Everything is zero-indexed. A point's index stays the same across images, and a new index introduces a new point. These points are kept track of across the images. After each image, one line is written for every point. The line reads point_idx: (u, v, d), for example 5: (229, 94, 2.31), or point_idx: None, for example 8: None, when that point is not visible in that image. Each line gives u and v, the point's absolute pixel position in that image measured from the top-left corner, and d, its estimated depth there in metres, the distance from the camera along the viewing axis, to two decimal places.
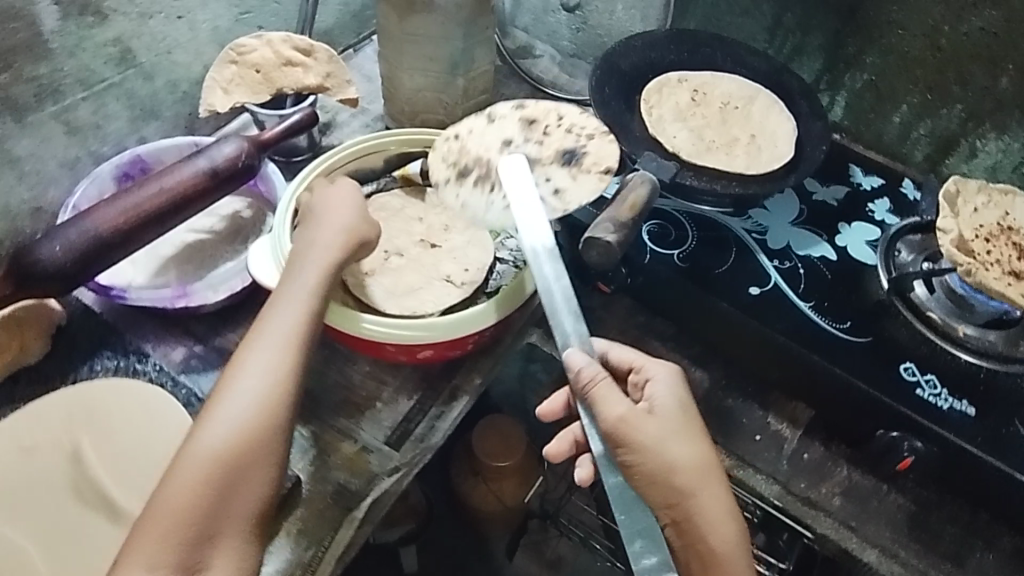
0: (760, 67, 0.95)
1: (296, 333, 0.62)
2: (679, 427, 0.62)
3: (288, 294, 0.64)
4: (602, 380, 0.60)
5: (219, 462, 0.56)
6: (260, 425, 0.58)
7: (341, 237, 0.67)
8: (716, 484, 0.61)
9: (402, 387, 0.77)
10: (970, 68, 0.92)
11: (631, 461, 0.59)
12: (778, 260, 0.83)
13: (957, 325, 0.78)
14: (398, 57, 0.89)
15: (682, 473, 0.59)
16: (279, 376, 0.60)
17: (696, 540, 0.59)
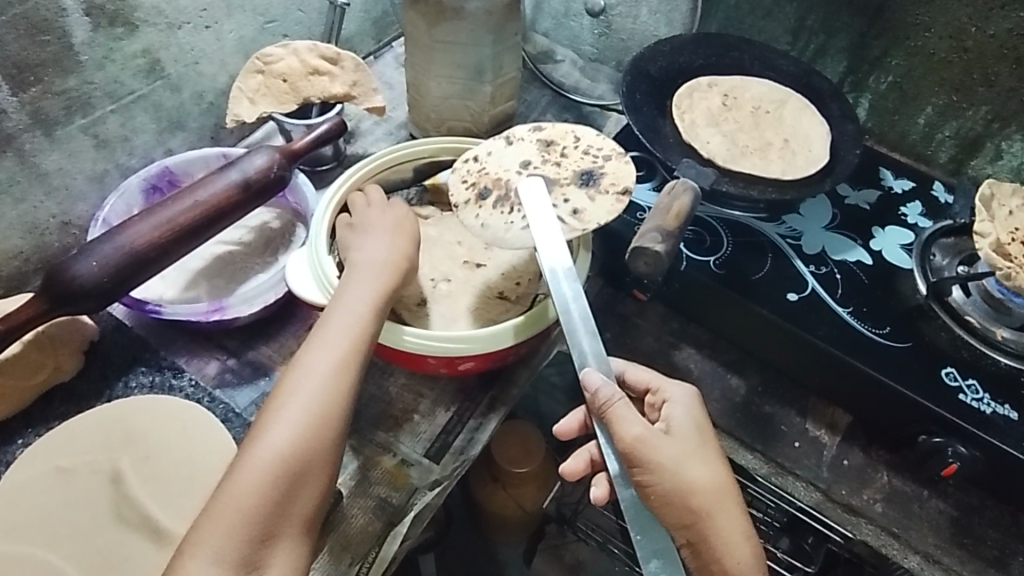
0: (789, 69, 0.96)
1: (359, 335, 0.62)
2: (697, 447, 0.61)
3: (350, 297, 0.64)
4: (619, 402, 0.58)
5: (285, 462, 0.55)
6: (324, 426, 0.58)
7: (395, 256, 0.68)
8: (735, 506, 0.60)
9: (439, 398, 0.76)
10: (997, 68, 0.92)
11: (647, 483, 0.57)
12: (814, 265, 0.83)
13: (994, 328, 0.77)
14: (425, 64, 0.88)
15: (703, 495, 0.58)
16: (342, 379, 0.59)
17: (711, 561, 0.58)
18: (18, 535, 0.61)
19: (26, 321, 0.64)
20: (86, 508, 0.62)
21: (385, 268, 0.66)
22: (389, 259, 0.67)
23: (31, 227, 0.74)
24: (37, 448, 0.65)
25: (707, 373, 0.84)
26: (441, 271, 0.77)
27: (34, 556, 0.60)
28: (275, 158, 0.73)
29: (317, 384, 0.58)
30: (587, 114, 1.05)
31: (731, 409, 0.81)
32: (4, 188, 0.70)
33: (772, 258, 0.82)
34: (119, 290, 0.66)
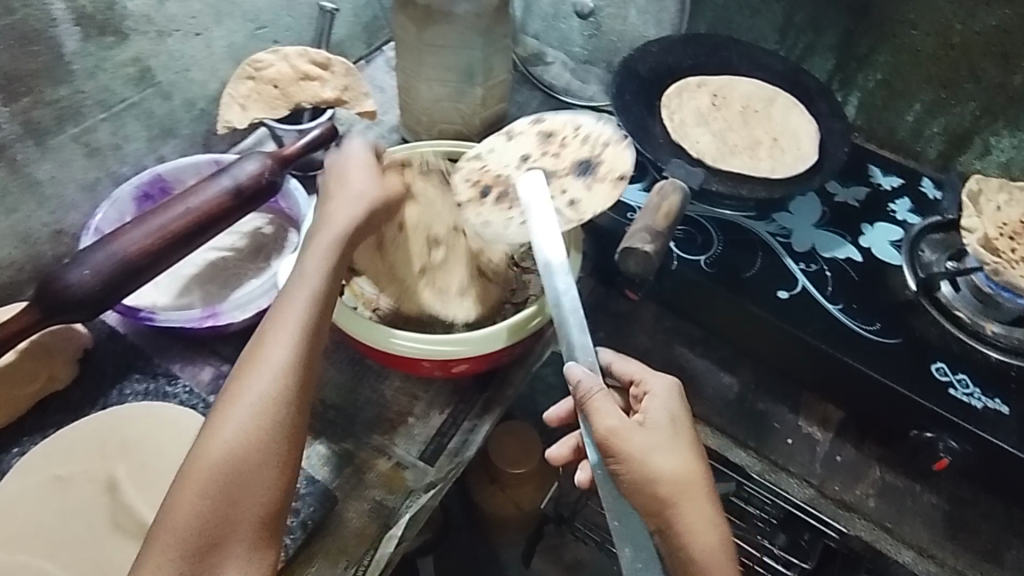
0: (777, 68, 0.97)
1: (300, 330, 0.58)
2: (668, 440, 0.60)
3: (294, 288, 0.60)
4: (598, 394, 0.58)
5: (224, 472, 0.54)
6: (264, 431, 0.55)
7: (343, 231, 0.63)
8: (703, 492, 0.59)
9: (433, 401, 0.76)
10: (983, 64, 0.93)
11: (620, 471, 0.57)
12: (804, 263, 0.83)
13: (984, 323, 0.78)
14: (416, 67, 0.89)
15: (668, 483, 0.57)
16: (284, 374, 0.57)
17: (678, 548, 0.57)
18: (15, 545, 0.61)
19: (19, 330, 0.64)
20: (83, 516, 0.62)
21: (327, 253, 0.62)
22: (339, 238, 0.63)
23: (24, 236, 0.74)
24: (32, 457, 0.65)
25: (700, 371, 0.84)
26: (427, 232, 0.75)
27: (33, 565, 0.60)
28: (268, 161, 0.73)
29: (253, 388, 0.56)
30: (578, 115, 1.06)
31: (724, 406, 0.82)
32: None
33: (762, 255, 0.83)
34: (110, 300, 0.66)
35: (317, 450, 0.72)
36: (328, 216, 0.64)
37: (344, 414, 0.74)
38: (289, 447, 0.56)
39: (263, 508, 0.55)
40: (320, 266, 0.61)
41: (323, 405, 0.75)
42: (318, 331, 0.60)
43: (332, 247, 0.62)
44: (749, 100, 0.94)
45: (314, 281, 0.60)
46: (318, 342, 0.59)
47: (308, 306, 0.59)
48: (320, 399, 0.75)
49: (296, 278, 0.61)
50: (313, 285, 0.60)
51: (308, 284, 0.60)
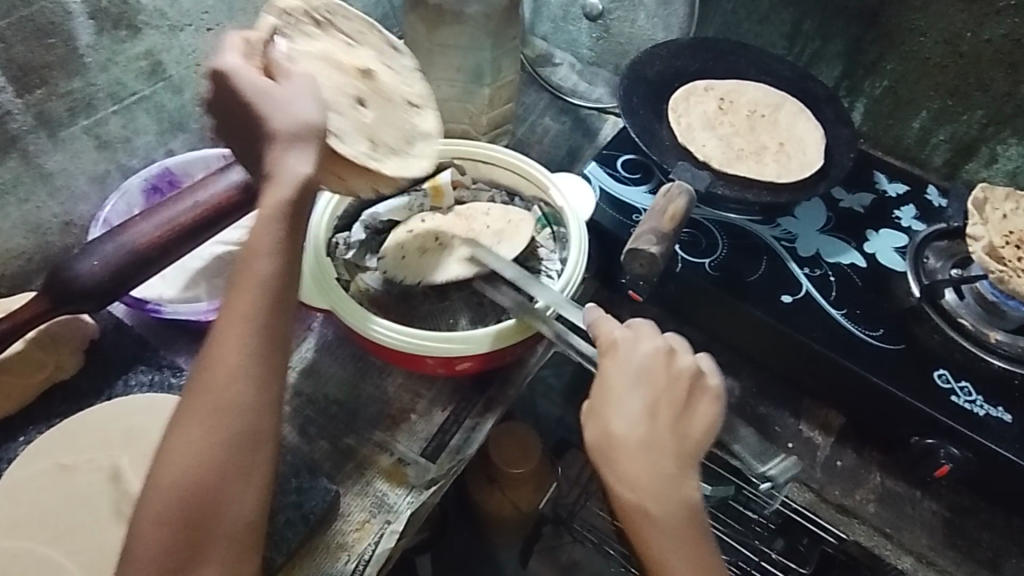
0: (784, 74, 0.97)
1: (253, 330, 0.52)
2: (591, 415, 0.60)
3: (242, 282, 0.52)
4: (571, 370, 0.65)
5: (184, 496, 0.50)
6: (223, 448, 0.50)
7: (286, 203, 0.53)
8: (640, 455, 0.57)
9: (436, 398, 0.76)
10: (991, 73, 0.93)
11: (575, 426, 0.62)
12: (809, 268, 0.84)
13: (988, 331, 0.78)
14: (425, 67, 0.89)
15: (597, 442, 0.58)
16: (238, 385, 0.51)
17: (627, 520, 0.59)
18: (21, 532, 0.61)
19: (28, 319, 0.65)
20: (87, 505, 0.63)
21: (274, 232, 0.53)
22: (286, 209, 0.53)
23: (34, 227, 0.75)
24: (39, 445, 0.65)
25: None
26: (350, 90, 0.65)
27: (36, 552, 0.60)
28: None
29: (205, 404, 0.50)
30: (584, 117, 1.06)
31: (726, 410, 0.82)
32: (9, 190, 0.70)
33: (765, 259, 0.83)
34: (116, 291, 0.66)
35: (318, 444, 0.72)
36: (270, 183, 0.54)
37: (347, 409, 0.75)
38: (258, 459, 0.52)
39: (239, 523, 0.51)
40: (268, 251, 0.53)
41: (326, 400, 0.75)
42: (275, 327, 0.53)
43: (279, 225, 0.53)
44: (756, 105, 0.94)
45: (262, 268, 0.53)
46: (278, 338, 0.53)
47: (258, 300, 0.52)
48: (324, 394, 0.76)
49: (244, 266, 0.53)
50: (261, 275, 0.52)
51: (256, 275, 0.52)
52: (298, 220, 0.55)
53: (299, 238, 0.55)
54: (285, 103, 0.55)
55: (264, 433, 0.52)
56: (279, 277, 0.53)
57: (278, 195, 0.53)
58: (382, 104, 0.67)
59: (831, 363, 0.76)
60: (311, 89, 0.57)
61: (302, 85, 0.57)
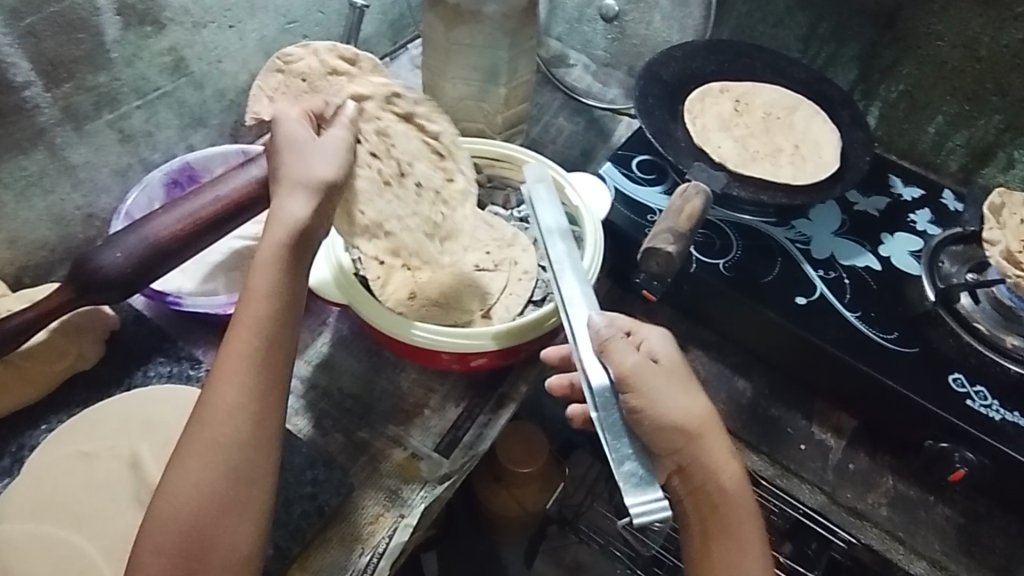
0: (799, 77, 0.97)
1: (252, 369, 0.55)
2: (682, 379, 0.62)
3: (243, 322, 0.57)
4: (614, 338, 0.60)
5: (185, 525, 0.52)
6: (223, 480, 0.53)
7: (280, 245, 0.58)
8: (717, 430, 0.62)
9: (450, 394, 0.77)
10: (1009, 78, 0.93)
11: (638, 408, 0.58)
12: (823, 270, 0.84)
13: (1004, 336, 0.78)
14: (442, 66, 0.90)
15: (693, 419, 0.60)
16: (236, 421, 0.54)
17: (702, 480, 0.60)
18: (42, 516, 0.62)
19: (52, 308, 0.66)
20: (106, 491, 0.63)
21: (272, 276, 0.58)
22: (284, 252, 0.58)
23: (58, 218, 0.76)
24: (62, 431, 0.66)
25: (714, 376, 0.85)
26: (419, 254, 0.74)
27: (54, 537, 0.61)
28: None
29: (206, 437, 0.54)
30: (599, 118, 1.07)
31: (737, 411, 0.82)
32: (34, 181, 0.71)
33: (779, 261, 0.83)
34: (138, 281, 0.67)
35: (333, 437, 0.73)
36: (269, 228, 0.59)
37: (362, 403, 0.76)
38: (255, 490, 0.55)
39: (236, 551, 0.54)
40: (266, 295, 0.57)
41: (342, 393, 0.76)
42: (273, 368, 0.57)
43: (280, 270, 0.58)
44: (771, 107, 0.95)
45: (262, 309, 0.57)
46: (273, 375, 0.57)
47: (256, 341, 0.56)
48: (339, 388, 0.76)
49: (246, 309, 0.57)
50: (261, 317, 0.57)
51: (261, 316, 0.57)
52: (297, 267, 0.59)
53: (296, 283, 0.59)
54: (312, 160, 0.61)
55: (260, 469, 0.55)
56: (278, 321, 0.57)
57: (276, 241, 0.58)
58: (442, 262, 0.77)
59: (845, 366, 0.76)
60: (338, 147, 0.63)
61: (331, 145, 0.62)
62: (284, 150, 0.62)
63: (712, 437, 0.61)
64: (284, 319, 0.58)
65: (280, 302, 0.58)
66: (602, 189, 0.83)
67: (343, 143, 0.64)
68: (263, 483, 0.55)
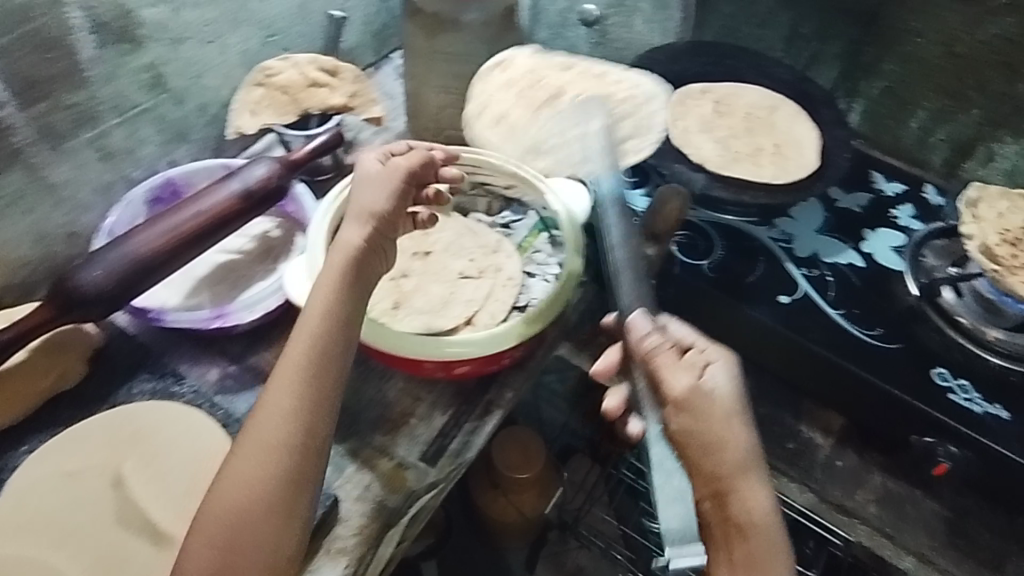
0: (782, 77, 0.97)
1: (305, 377, 0.58)
2: (731, 410, 0.53)
3: (300, 335, 0.60)
4: (662, 351, 0.55)
5: (227, 523, 0.53)
6: (267, 483, 0.54)
7: (341, 260, 0.62)
8: (758, 474, 0.52)
9: (436, 402, 0.77)
10: (987, 73, 0.93)
11: (685, 434, 0.52)
12: (806, 268, 0.84)
13: (987, 329, 0.77)
14: (425, 75, 0.91)
15: (734, 445, 0.52)
16: (283, 428, 0.56)
17: (735, 522, 0.50)
18: (23, 537, 0.62)
19: (35, 326, 0.66)
20: (91, 509, 0.63)
21: (330, 294, 0.61)
22: (347, 269, 0.62)
23: (40, 236, 0.76)
24: (45, 451, 0.66)
25: None
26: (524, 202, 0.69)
27: (36, 556, 0.61)
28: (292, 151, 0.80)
29: (257, 439, 0.56)
30: None
31: None
32: (14, 201, 0.72)
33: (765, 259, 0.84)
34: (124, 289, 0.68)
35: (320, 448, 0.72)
36: (331, 253, 0.63)
37: (348, 413, 0.75)
38: (296, 498, 0.55)
39: (273, 555, 0.54)
40: (322, 311, 0.60)
41: None
42: (323, 378, 0.58)
43: (336, 287, 0.61)
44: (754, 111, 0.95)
45: (315, 325, 0.60)
46: (324, 385, 0.58)
47: (309, 354, 0.58)
48: None
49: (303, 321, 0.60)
50: (315, 332, 0.59)
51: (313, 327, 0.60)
52: (358, 287, 0.63)
53: (353, 301, 0.62)
54: (371, 190, 0.67)
55: (307, 473, 0.56)
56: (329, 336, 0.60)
57: (337, 260, 0.62)
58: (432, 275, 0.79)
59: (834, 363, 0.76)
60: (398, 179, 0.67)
61: (393, 175, 0.67)
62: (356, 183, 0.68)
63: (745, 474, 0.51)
64: (339, 336, 0.60)
65: (338, 319, 0.60)
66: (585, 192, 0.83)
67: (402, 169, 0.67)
68: (303, 488, 0.55)
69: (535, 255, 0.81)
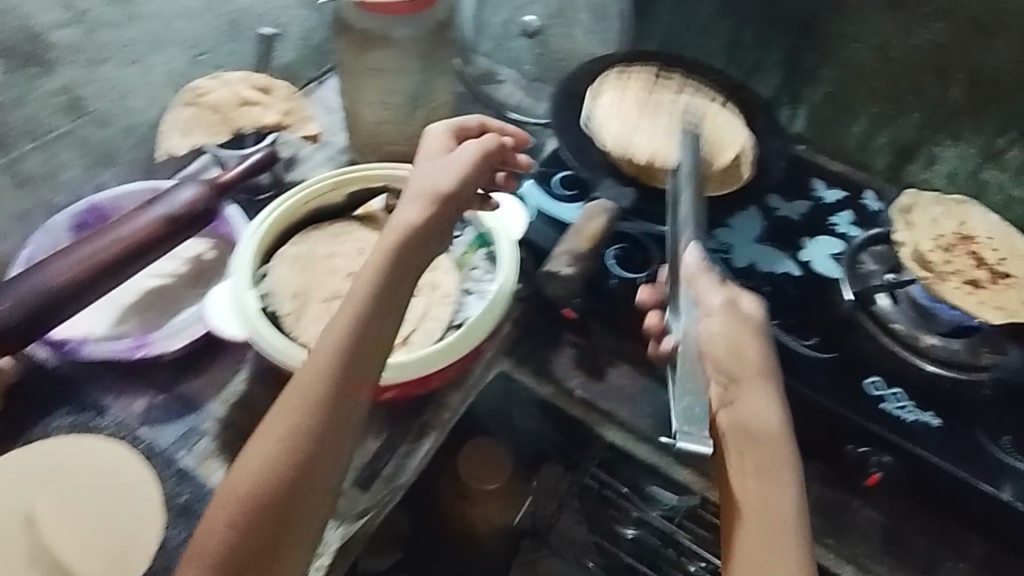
0: (720, 84, 0.97)
1: (343, 360, 0.57)
2: (753, 337, 0.61)
3: (341, 313, 0.59)
4: (703, 275, 0.64)
5: (255, 502, 0.54)
6: (299, 467, 0.55)
7: (394, 240, 0.63)
8: (774, 386, 0.61)
9: (369, 426, 0.76)
10: (922, 77, 0.94)
11: (714, 345, 0.61)
12: (742, 279, 0.84)
13: (921, 336, 0.76)
14: (359, 91, 0.89)
15: (750, 359, 0.60)
16: (320, 408, 0.56)
17: (746, 423, 0.58)
18: None
19: None
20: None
21: (369, 285, 0.60)
22: (396, 250, 0.62)
23: None
24: None
25: (642, 392, 0.83)
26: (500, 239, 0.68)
27: None
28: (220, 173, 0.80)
29: (291, 416, 0.56)
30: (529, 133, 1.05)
31: (664, 423, 0.82)
32: None
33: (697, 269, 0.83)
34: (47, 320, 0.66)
35: None
36: (385, 232, 0.64)
37: None
38: (327, 485, 0.56)
39: (300, 539, 0.54)
40: (366, 290, 0.60)
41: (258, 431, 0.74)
42: (352, 371, 0.57)
43: (384, 268, 0.61)
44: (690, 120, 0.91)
45: (361, 304, 0.59)
46: (361, 369, 0.58)
47: (352, 332, 0.58)
48: (254, 426, 0.74)
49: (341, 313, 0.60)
50: (353, 313, 0.59)
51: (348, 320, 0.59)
52: (395, 283, 0.61)
53: (400, 285, 0.62)
54: (438, 172, 0.68)
55: (326, 469, 0.55)
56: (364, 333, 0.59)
57: (388, 239, 0.63)
58: None
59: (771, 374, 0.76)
60: (461, 163, 0.69)
61: (458, 160, 0.69)
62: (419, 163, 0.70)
63: (761, 377, 0.60)
64: (383, 320, 0.60)
65: (377, 294, 0.60)
66: (521, 211, 0.84)
67: (472, 155, 0.70)
68: (335, 473, 0.56)
69: (472, 272, 0.80)
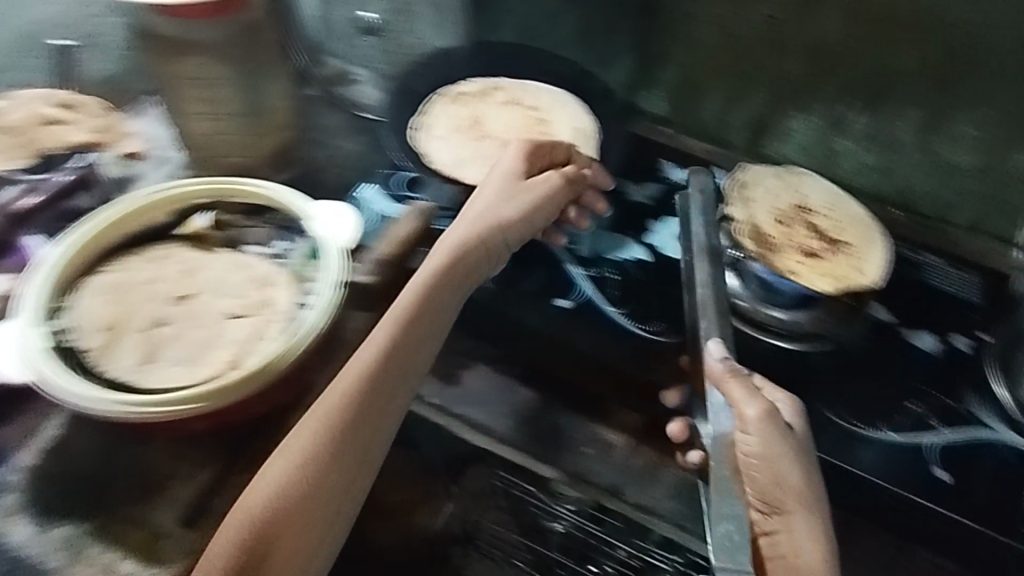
0: (563, 73, 1.00)
1: (385, 370, 0.63)
2: (804, 451, 0.63)
3: (377, 330, 0.66)
4: (733, 376, 0.63)
5: (285, 501, 0.58)
6: (331, 472, 0.60)
7: (446, 258, 0.70)
8: (818, 507, 0.62)
9: (199, 461, 0.70)
10: (763, 53, 0.95)
11: (749, 450, 0.61)
12: (590, 268, 0.88)
13: (764, 310, 0.80)
14: (180, 102, 0.84)
15: (798, 482, 0.61)
16: (373, 411, 0.62)
17: (791, 554, 0.59)
18: None
19: None
20: None
21: (410, 302, 0.67)
22: (441, 270, 0.69)
23: None
24: None
25: (495, 388, 0.83)
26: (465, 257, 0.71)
27: None
28: (22, 201, 0.78)
29: (325, 419, 0.61)
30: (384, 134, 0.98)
31: (520, 425, 0.80)
32: None
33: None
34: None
35: (53, 533, 0.65)
36: (441, 245, 0.71)
37: (95, 482, 0.68)
38: (351, 494, 0.61)
39: (314, 545, 0.58)
40: (420, 298, 0.67)
41: (72, 478, 0.68)
42: (395, 387, 0.63)
43: (445, 284, 0.69)
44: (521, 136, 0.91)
45: (405, 322, 0.66)
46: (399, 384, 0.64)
47: (388, 346, 0.64)
48: (69, 473, 0.68)
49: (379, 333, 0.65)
50: (397, 331, 0.65)
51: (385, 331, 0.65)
52: (439, 299, 0.68)
53: (444, 305, 0.68)
54: (522, 197, 0.76)
55: (347, 483, 0.61)
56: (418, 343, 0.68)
57: (440, 255, 0.70)
58: (189, 318, 0.71)
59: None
60: (542, 191, 0.77)
61: (533, 188, 0.77)
62: (506, 177, 0.78)
63: (805, 505, 0.61)
64: (425, 341, 0.67)
65: (433, 311, 0.67)
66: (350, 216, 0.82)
67: (551, 185, 0.78)
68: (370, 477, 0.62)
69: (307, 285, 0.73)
